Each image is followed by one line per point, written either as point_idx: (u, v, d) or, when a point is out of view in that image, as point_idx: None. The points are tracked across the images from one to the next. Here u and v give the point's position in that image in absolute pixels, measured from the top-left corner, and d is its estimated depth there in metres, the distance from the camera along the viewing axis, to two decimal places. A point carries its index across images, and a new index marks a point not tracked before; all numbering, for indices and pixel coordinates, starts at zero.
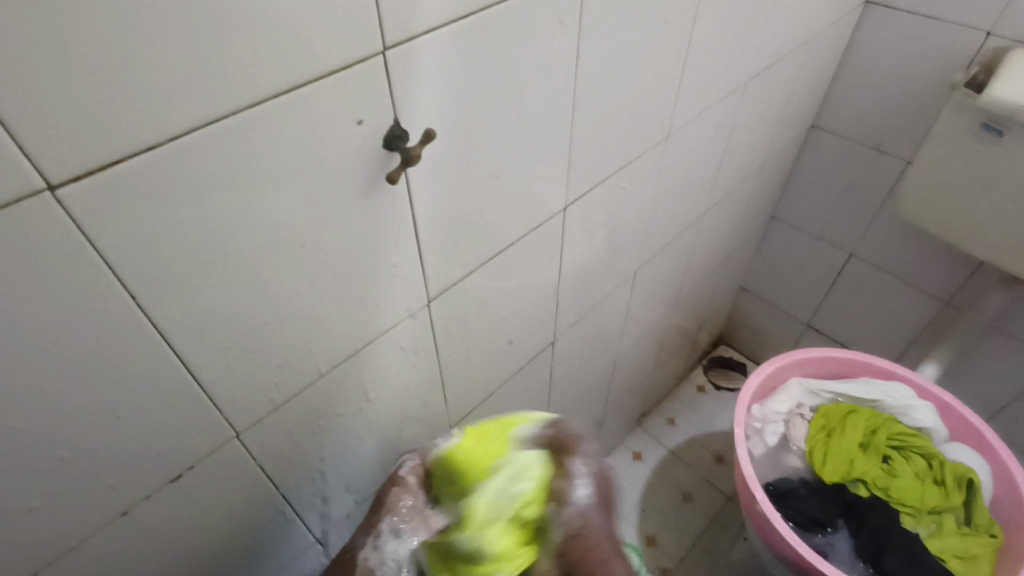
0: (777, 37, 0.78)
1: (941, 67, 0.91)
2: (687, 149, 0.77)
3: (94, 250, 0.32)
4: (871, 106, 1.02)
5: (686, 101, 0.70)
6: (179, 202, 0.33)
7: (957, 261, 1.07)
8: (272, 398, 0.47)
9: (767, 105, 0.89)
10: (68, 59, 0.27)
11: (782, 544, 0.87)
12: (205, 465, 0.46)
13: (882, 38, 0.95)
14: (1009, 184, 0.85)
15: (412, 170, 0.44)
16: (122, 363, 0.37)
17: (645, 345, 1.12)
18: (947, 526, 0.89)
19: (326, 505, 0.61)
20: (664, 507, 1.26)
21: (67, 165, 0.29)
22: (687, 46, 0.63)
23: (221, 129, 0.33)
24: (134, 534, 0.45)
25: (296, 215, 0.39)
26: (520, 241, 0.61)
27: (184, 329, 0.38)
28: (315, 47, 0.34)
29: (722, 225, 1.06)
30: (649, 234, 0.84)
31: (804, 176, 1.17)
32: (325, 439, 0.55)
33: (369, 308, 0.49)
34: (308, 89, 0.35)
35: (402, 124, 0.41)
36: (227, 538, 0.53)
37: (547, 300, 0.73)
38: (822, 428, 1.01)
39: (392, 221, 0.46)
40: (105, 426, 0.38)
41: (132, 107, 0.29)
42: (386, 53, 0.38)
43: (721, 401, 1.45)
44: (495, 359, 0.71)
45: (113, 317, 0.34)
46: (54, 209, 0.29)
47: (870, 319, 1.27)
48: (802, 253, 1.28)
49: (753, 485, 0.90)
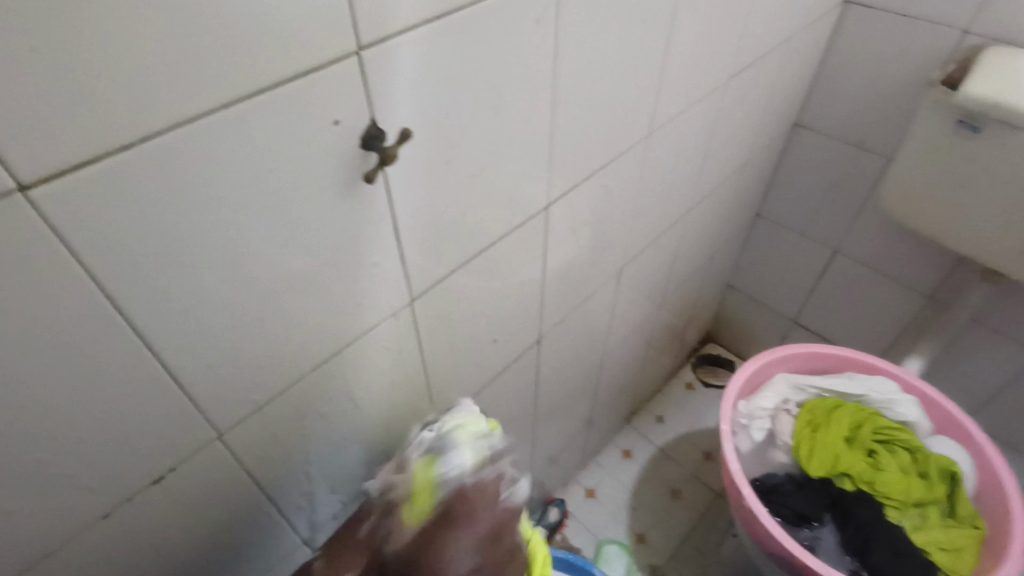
0: (757, 37, 0.79)
1: (920, 65, 0.92)
2: (669, 148, 0.78)
3: (68, 251, 0.32)
4: (852, 104, 1.03)
5: (667, 100, 0.71)
6: (155, 202, 0.33)
7: (938, 256, 1.08)
8: (254, 399, 0.47)
9: (749, 104, 0.90)
10: (40, 60, 0.27)
11: (769, 539, 0.88)
12: (187, 466, 0.46)
13: (862, 37, 0.96)
14: (987, 179, 0.86)
15: (390, 169, 0.44)
16: (100, 365, 0.36)
17: (632, 343, 1.12)
18: (932, 519, 0.90)
19: (310, 505, 0.61)
20: (653, 505, 1.27)
21: (38, 165, 0.29)
22: (667, 45, 0.64)
23: (197, 130, 0.33)
24: (115, 536, 0.45)
25: (274, 216, 0.39)
26: (503, 240, 0.61)
27: (162, 330, 0.38)
28: (289, 48, 0.34)
29: (707, 223, 1.07)
30: (633, 233, 0.84)
31: (788, 174, 1.18)
32: (309, 439, 0.55)
33: (351, 308, 0.49)
34: (283, 89, 0.35)
35: (378, 124, 0.41)
36: (211, 539, 0.53)
37: (531, 299, 0.73)
38: (808, 423, 1.01)
39: (372, 220, 0.46)
40: (84, 427, 0.38)
41: (106, 108, 0.29)
42: (360, 53, 0.38)
43: (710, 399, 1.45)
44: (480, 358, 0.71)
45: (90, 318, 0.34)
46: (27, 210, 0.29)
47: (854, 315, 1.28)
48: (787, 250, 1.29)
49: (740, 481, 0.90)
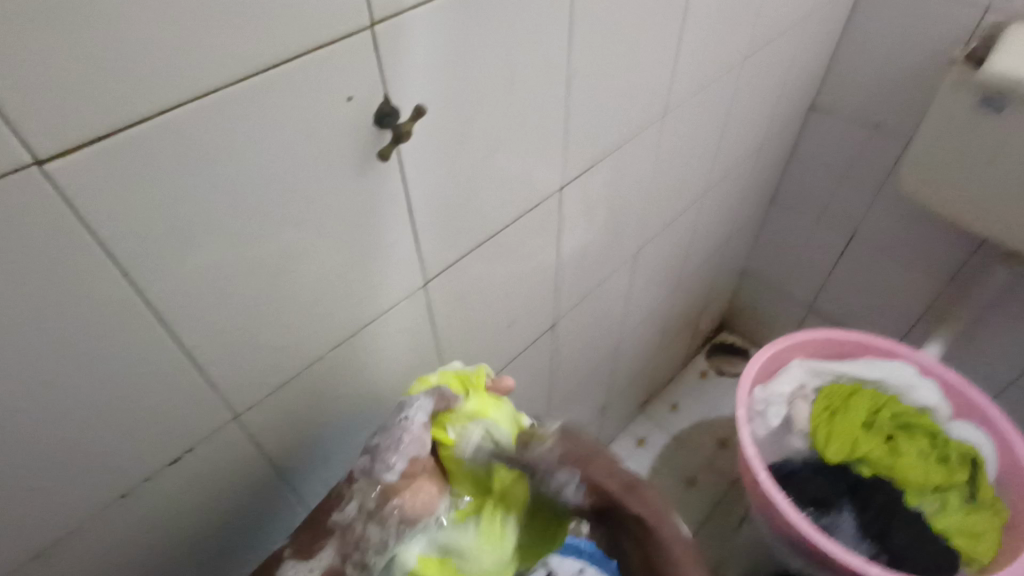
0: (775, 15, 0.78)
1: (940, 44, 0.91)
2: (684, 130, 0.77)
3: (86, 227, 0.32)
4: (870, 85, 1.01)
5: (683, 77, 0.70)
6: (169, 180, 0.33)
7: (958, 240, 1.06)
8: (270, 380, 0.47)
9: (766, 85, 0.89)
10: (53, 33, 0.26)
11: (786, 525, 0.87)
12: (205, 446, 0.46)
13: (881, 16, 0.94)
14: (1011, 158, 0.84)
15: (404, 147, 0.44)
16: (118, 343, 0.37)
17: (646, 329, 1.12)
18: (951, 504, 0.90)
19: (326, 487, 0.61)
20: (667, 493, 1.26)
21: (54, 139, 0.28)
22: (683, 23, 0.63)
23: (210, 103, 0.33)
24: (135, 516, 0.45)
25: (290, 195, 0.39)
26: (517, 222, 0.61)
27: (178, 308, 0.38)
28: (301, 20, 0.34)
29: (722, 207, 1.06)
30: (647, 217, 0.84)
31: (805, 158, 1.17)
32: (325, 422, 0.55)
33: (366, 290, 0.49)
34: (295, 64, 0.35)
35: (393, 102, 0.41)
36: (231, 520, 0.53)
37: (546, 282, 0.73)
38: (825, 409, 1.01)
39: (387, 201, 0.46)
40: (102, 406, 0.38)
41: (118, 82, 0.29)
42: (373, 27, 0.37)
43: (725, 386, 1.45)
44: (494, 342, 0.71)
45: (107, 296, 0.35)
46: (44, 186, 0.29)
47: (872, 301, 1.26)
48: (804, 236, 1.27)
49: (756, 466, 0.90)
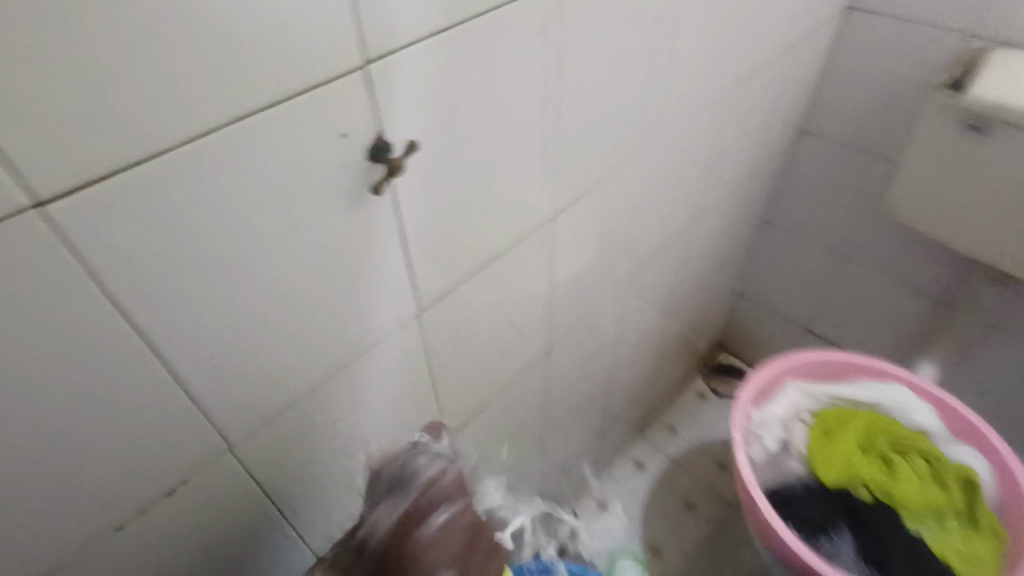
0: (761, 41, 0.80)
1: (925, 70, 0.92)
2: (673, 156, 0.78)
3: (83, 266, 0.32)
4: (858, 108, 1.03)
5: (672, 106, 0.71)
6: (167, 218, 0.34)
7: (950, 261, 1.07)
8: (266, 410, 0.48)
9: (753, 110, 0.90)
10: (57, 78, 0.27)
11: (785, 549, 0.87)
12: (199, 478, 0.46)
13: (867, 41, 0.96)
14: (997, 182, 0.85)
15: (397, 182, 0.45)
16: (113, 376, 0.37)
17: (643, 351, 1.12)
18: (950, 528, 0.89)
19: (320, 516, 0.61)
20: (666, 517, 1.25)
21: (53, 180, 0.29)
22: (670, 51, 0.64)
23: (205, 144, 0.34)
24: (125, 551, 0.45)
25: (288, 228, 0.40)
26: (510, 250, 0.61)
27: (172, 342, 0.38)
28: (296, 62, 0.35)
29: (714, 230, 1.07)
30: (640, 240, 0.84)
31: (795, 180, 1.18)
32: (318, 451, 0.55)
33: (360, 320, 0.50)
34: (289, 103, 0.36)
35: (387, 138, 0.42)
36: (225, 552, 0.53)
37: (540, 309, 0.73)
38: (821, 431, 1.01)
39: (380, 232, 0.46)
40: (98, 440, 0.38)
41: (112, 128, 0.30)
42: (368, 68, 0.39)
43: (721, 407, 1.45)
44: (489, 368, 0.71)
45: (103, 331, 0.35)
46: (45, 225, 0.30)
47: (865, 321, 1.27)
48: (795, 258, 1.28)
49: (754, 490, 0.89)
